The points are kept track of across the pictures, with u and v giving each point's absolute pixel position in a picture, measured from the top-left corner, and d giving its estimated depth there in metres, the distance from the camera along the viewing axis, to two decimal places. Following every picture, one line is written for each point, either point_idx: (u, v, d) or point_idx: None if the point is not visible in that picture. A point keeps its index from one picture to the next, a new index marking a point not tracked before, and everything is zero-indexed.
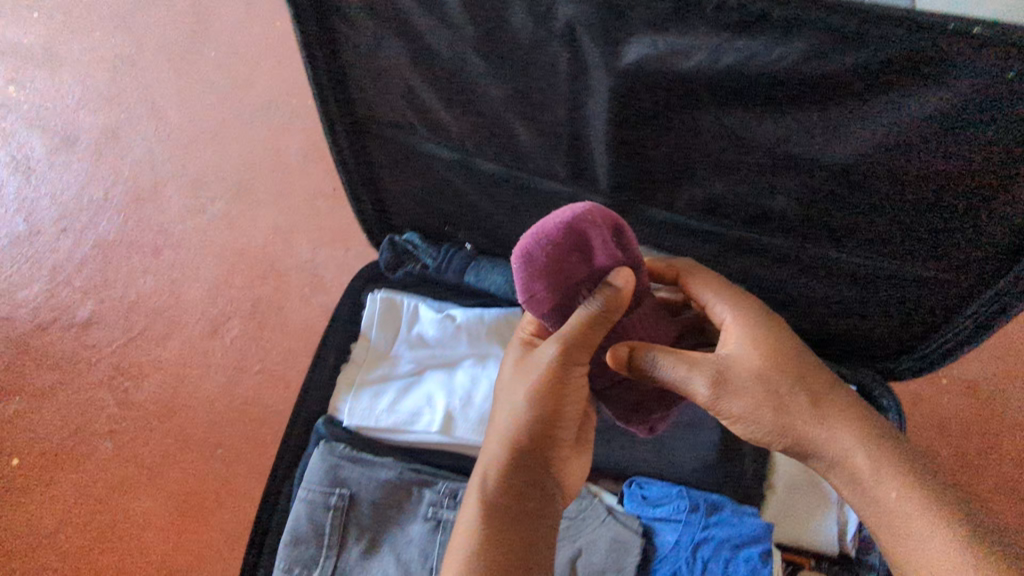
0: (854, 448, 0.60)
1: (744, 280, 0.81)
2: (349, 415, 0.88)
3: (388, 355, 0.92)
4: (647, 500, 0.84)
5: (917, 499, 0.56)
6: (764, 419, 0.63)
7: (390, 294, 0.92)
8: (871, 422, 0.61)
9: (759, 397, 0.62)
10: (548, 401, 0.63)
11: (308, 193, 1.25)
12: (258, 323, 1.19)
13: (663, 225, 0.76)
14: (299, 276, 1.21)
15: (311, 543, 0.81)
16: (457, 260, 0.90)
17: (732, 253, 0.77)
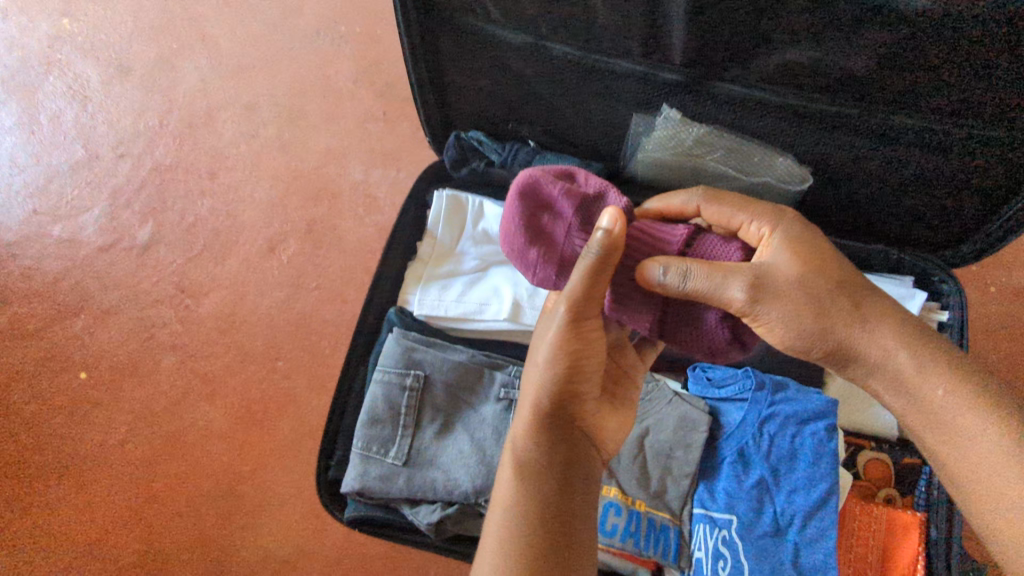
0: (896, 348, 0.59)
1: (812, 160, 0.82)
2: (419, 304, 0.90)
3: (453, 251, 0.94)
4: (712, 383, 0.86)
5: (952, 380, 0.57)
6: (804, 324, 0.60)
7: (455, 195, 0.95)
8: (908, 322, 0.61)
9: (800, 303, 0.60)
10: (566, 364, 0.65)
11: (359, 117, 1.27)
12: (313, 240, 1.21)
13: (733, 104, 0.77)
14: (352, 196, 1.23)
15: (388, 423, 0.83)
16: (522, 156, 0.92)
17: (802, 128, 0.77)
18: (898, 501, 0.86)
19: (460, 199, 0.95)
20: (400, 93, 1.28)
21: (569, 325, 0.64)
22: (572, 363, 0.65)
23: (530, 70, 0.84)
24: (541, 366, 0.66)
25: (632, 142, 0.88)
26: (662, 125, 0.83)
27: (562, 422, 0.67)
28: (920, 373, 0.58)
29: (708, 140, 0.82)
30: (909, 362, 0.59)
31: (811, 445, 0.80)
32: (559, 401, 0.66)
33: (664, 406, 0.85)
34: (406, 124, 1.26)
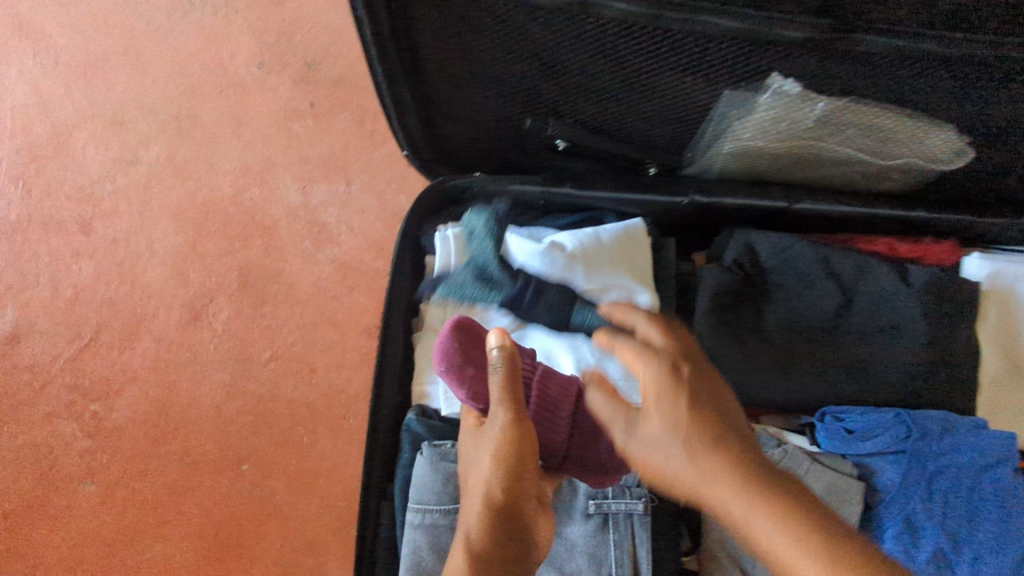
0: (723, 491, 0.46)
1: (983, 133, 0.57)
2: (447, 402, 0.64)
3: (475, 312, 0.68)
4: (853, 436, 0.65)
5: (745, 482, 0.46)
6: (670, 422, 0.49)
7: (467, 226, 0.67)
8: (729, 442, 0.48)
9: (668, 404, 0.49)
10: (516, 463, 0.52)
11: (277, 115, 0.93)
12: (253, 296, 0.90)
13: (891, 65, 0.50)
14: (293, 226, 0.91)
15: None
16: (562, 218, 0.71)
17: (991, 89, 0.51)
18: None
19: (475, 231, 0.66)
20: (326, 74, 0.94)
21: (514, 418, 0.52)
22: (521, 456, 0.52)
23: (566, 41, 0.53)
24: (485, 477, 0.52)
25: (717, 130, 0.61)
26: (774, 106, 0.57)
27: (511, 527, 0.51)
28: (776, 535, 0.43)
29: (834, 118, 0.57)
30: (736, 500, 0.45)
31: (994, 499, 0.63)
32: (510, 511, 0.51)
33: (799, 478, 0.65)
34: (346, 116, 0.93)
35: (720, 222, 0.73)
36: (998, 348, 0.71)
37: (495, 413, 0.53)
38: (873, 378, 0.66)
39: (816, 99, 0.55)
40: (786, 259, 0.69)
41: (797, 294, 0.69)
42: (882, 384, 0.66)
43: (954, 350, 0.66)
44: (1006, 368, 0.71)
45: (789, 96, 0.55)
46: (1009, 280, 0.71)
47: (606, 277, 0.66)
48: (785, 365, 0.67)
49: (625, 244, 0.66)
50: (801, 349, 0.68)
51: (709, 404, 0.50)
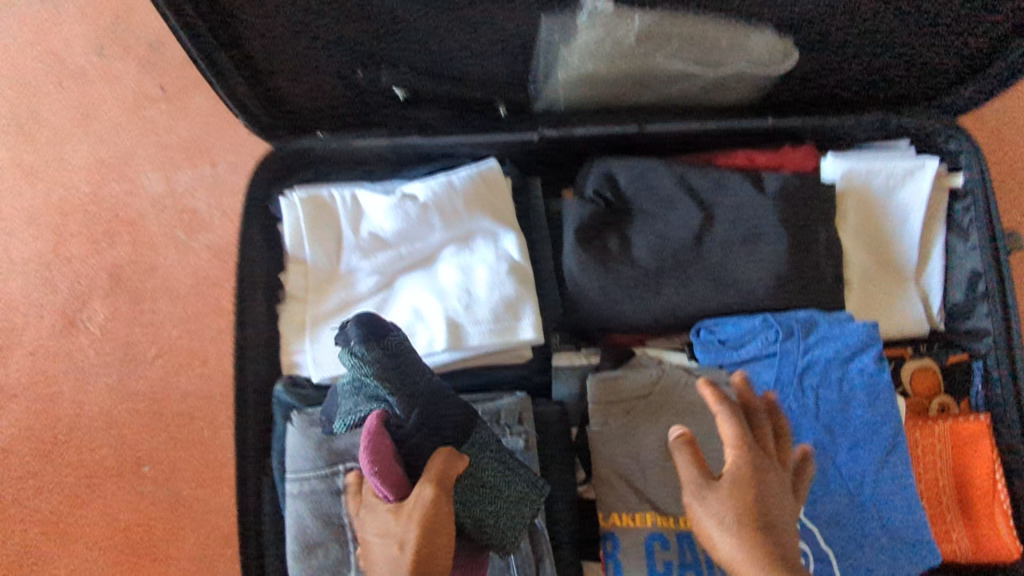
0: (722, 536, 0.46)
1: (792, 31, 0.58)
2: (315, 366, 0.63)
3: (336, 273, 0.65)
4: (726, 345, 0.68)
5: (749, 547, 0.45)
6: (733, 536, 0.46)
7: (314, 191, 0.64)
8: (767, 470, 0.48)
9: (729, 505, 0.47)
10: (440, 535, 0.47)
11: (127, 103, 0.88)
12: (129, 294, 0.86)
13: None
14: (162, 216, 0.88)
15: (332, 547, 0.60)
16: (418, 171, 0.68)
17: None
18: (955, 409, 0.72)
19: (322, 195, 0.64)
20: (173, 54, 0.89)
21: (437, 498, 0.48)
22: (435, 544, 0.47)
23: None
24: (392, 528, 0.48)
25: (550, 60, 0.61)
26: (593, 29, 0.56)
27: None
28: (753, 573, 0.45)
29: (656, 30, 0.57)
30: (737, 554, 0.46)
31: (863, 386, 0.65)
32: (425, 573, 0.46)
33: (680, 393, 0.66)
34: (201, 95, 0.89)
35: (579, 155, 0.72)
36: (864, 246, 0.72)
37: (418, 491, 0.48)
38: (739, 289, 0.67)
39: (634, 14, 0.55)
40: (646, 183, 0.69)
41: (661, 218, 0.69)
42: (747, 294, 0.67)
43: (811, 252, 0.67)
44: (875, 263, 0.73)
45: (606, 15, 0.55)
46: (864, 176, 0.71)
47: (463, 222, 0.65)
48: (654, 289, 0.68)
49: (478, 187, 0.65)
50: (670, 272, 0.68)
51: (755, 500, 0.47)
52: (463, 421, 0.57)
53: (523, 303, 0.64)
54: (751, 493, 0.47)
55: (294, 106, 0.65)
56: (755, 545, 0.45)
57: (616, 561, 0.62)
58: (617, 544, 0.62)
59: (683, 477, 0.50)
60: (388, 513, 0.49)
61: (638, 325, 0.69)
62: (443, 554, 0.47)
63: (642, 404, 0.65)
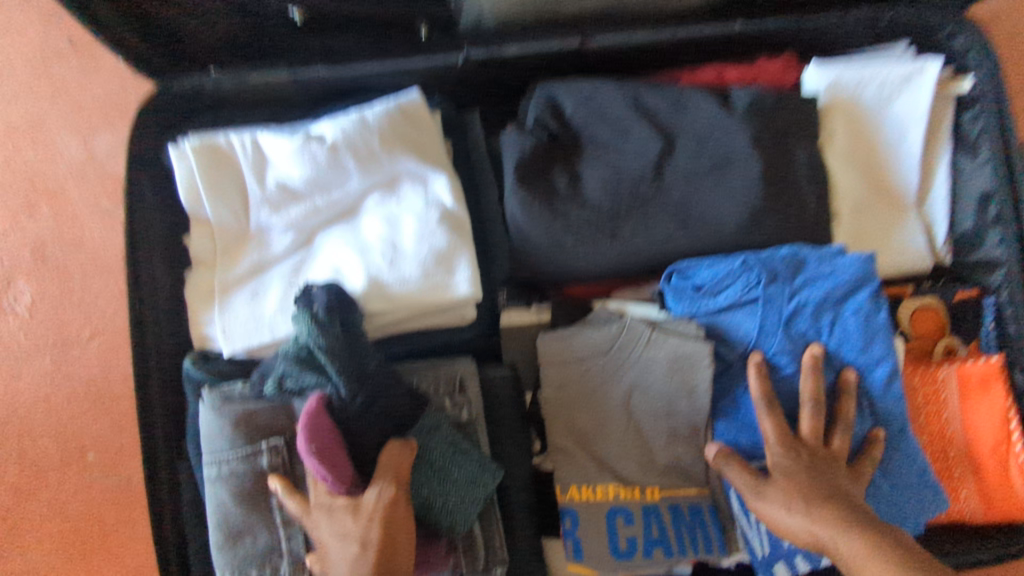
0: (792, 505, 0.49)
1: None
2: (227, 338, 0.56)
3: (246, 232, 0.58)
4: (702, 292, 0.57)
5: (857, 539, 0.46)
6: (818, 517, 0.48)
7: (210, 138, 0.56)
8: (837, 476, 0.51)
9: (802, 493, 0.49)
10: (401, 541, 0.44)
11: (33, 61, 0.80)
12: (56, 272, 0.80)
13: None
14: (84, 185, 0.81)
15: (260, 532, 0.53)
16: (333, 109, 0.59)
17: None
18: (962, 351, 0.62)
19: (220, 140, 0.56)
20: None
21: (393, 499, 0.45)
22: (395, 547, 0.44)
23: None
24: (357, 523, 0.44)
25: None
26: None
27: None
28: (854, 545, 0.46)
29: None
30: (843, 549, 0.46)
31: (858, 330, 0.56)
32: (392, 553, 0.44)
33: (644, 350, 0.56)
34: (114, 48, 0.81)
35: (521, 81, 0.63)
36: (857, 167, 0.62)
37: (371, 492, 0.45)
38: (709, 226, 0.58)
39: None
40: (594, 108, 0.60)
41: (615, 147, 0.59)
42: (718, 232, 0.58)
43: (790, 179, 0.58)
44: (870, 187, 0.63)
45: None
46: (852, 86, 0.61)
47: (384, 164, 0.57)
48: (610, 228, 0.58)
49: (398, 122, 0.57)
50: (630, 208, 0.58)
51: (806, 479, 0.50)
52: (408, 397, 0.51)
53: (456, 253, 0.56)
54: (821, 495, 0.49)
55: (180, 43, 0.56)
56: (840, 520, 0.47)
57: (576, 539, 0.54)
58: (576, 520, 0.55)
59: (745, 481, 0.52)
60: (344, 511, 0.45)
61: (596, 275, 0.61)
62: (405, 535, 0.45)
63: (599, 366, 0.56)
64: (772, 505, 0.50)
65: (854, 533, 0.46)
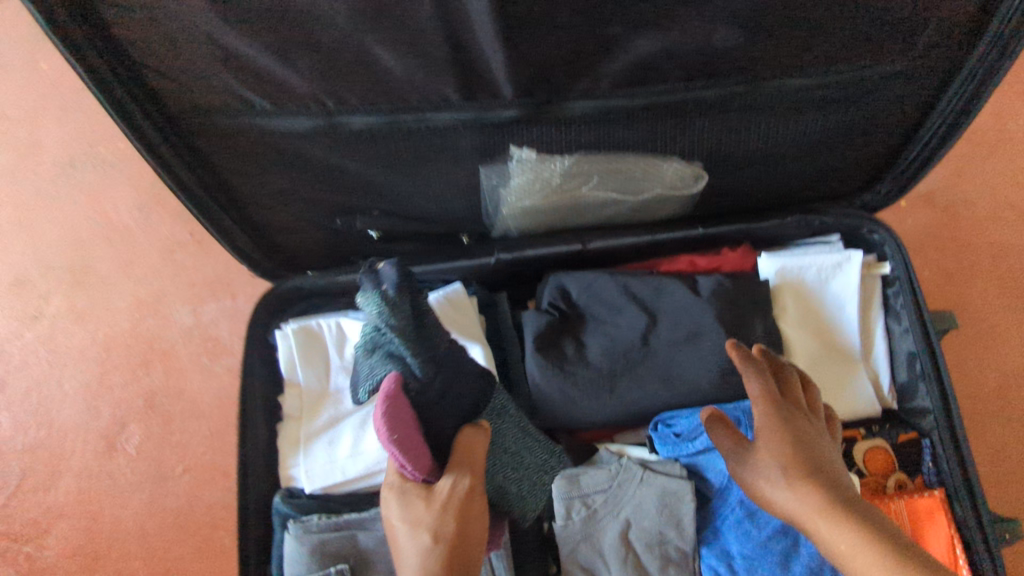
0: (775, 474, 0.54)
1: (703, 158, 0.68)
2: (309, 477, 0.71)
3: (326, 393, 0.75)
4: (682, 438, 0.72)
5: (839, 516, 0.50)
6: (801, 490, 0.52)
7: (309, 325, 0.75)
8: (812, 449, 0.55)
9: (786, 458, 0.54)
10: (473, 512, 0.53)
11: (162, 250, 1.03)
12: (161, 416, 0.98)
13: (594, 124, 0.62)
14: (189, 345, 1.00)
15: None
16: None
17: (682, 125, 0.63)
18: (911, 485, 0.75)
19: (316, 325, 0.75)
20: None
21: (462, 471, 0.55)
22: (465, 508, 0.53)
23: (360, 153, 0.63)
24: (433, 511, 0.52)
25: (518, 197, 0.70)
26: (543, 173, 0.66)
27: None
28: (860, 544, 0.48)
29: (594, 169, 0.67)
30: (808, 510, 0.52)
31: None
32: (461, 539, 0.51)
33: (638, 487, 0.70)
34: None
35: (538, 270, 0.82)
36: (809, 334, 0.78)
37: (443, 484, 0.54)
38: (687, 384, 0.73)
39: (572, 163, 0.66)
40: (595, 293, 0.78)
41: (611, 322, 0.77)
42: (695, 389, 0.73)
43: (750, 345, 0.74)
44: (822, 350, 0.78)
45: (541, 158, 0.65)
46: (796, 271, 0.78)
47: None
48: (610, 386, 0.74)
49: (446, 309, 0.76)
50: (625, 370, 0.74)
51: (796, 453, 0.54)
52: (480, 392, 0.65)
53: None
54: (798, 459, 0.54)
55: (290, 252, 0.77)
56: (823, 500, 0.51)
57: None
58: None
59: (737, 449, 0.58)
60: (417, 499, 0.53)
61: (600, 423, 0.76)
62: (480, 520, 0.53)
63: (602, 500, 0.70)
64: (780, 492, 0.54)
65: (838, 516, 0.50)
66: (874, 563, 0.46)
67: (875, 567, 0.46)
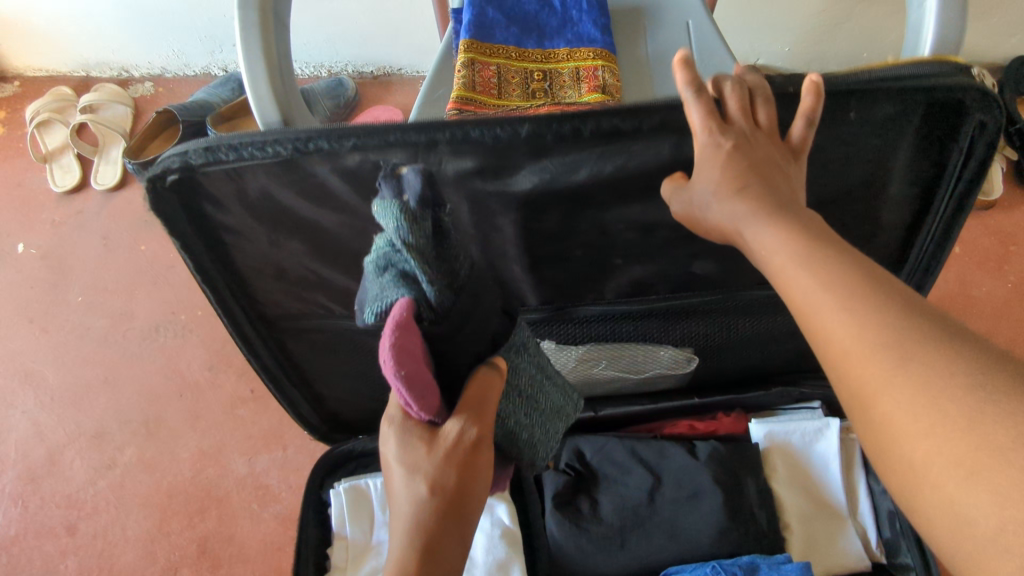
0: (774, 249, 0.48)
1: (692, 345, 0.82)
2: None
3: (369, 545, 0.84)
4: None
5: (879, 328, 0.41)
6: (809, 275, 0.45)
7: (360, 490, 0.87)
8: (816, 239, 0.47)
9: (793, 228, 0.48)
10: (474, 470, 0.49)
11: (226, 404, 1.17)
12: (211, 561, 1.06)
13: (602, 321, 0.77)
14: (242, 493, 1.11)
15: None
16: None
17: (673, 322, 0.78)
18: None
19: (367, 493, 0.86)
20: None
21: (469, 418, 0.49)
22: (467, 465, 0.49)
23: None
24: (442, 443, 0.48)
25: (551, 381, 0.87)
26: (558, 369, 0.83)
27: (461, 527, 0.49)
28: (828, 301, 0.44)
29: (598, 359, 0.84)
30: (832, 303, 0.43)
31: None
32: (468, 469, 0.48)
33: None
34: None
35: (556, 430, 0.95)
36: (796, 493, 0.88)
37: (451, 428, 0.48)
38: (690, 541, 0.82)
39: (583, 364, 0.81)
40: (606, 454, 0.90)
41: (620, 480, 0.87)
42: (698, 545, 0.82)
43: (744, 505, 0.84)
44: (810, 508, 0.88)
45: (561, 353, 0.80)
46: (784, 435, 0.90)
47: None
48: (620, 541, 0.83)
49: None
50: (633, 526, 0.84)
51: (842, 266, 0.45)
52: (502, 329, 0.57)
53: (512, 563, 0.84)
54: (802, 242, 0.47)
55: (345, 416, 0.91)
56: (836, 293, 0.43)
57: None
58: None
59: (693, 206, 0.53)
60: (417, 443, 0.49)
61: None
62: (483, 470, 0.50)
63: None
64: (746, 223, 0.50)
65: (852, 304, 0.43)
66: (844, 337, 0.42)
67: (860, 348, 0.41)
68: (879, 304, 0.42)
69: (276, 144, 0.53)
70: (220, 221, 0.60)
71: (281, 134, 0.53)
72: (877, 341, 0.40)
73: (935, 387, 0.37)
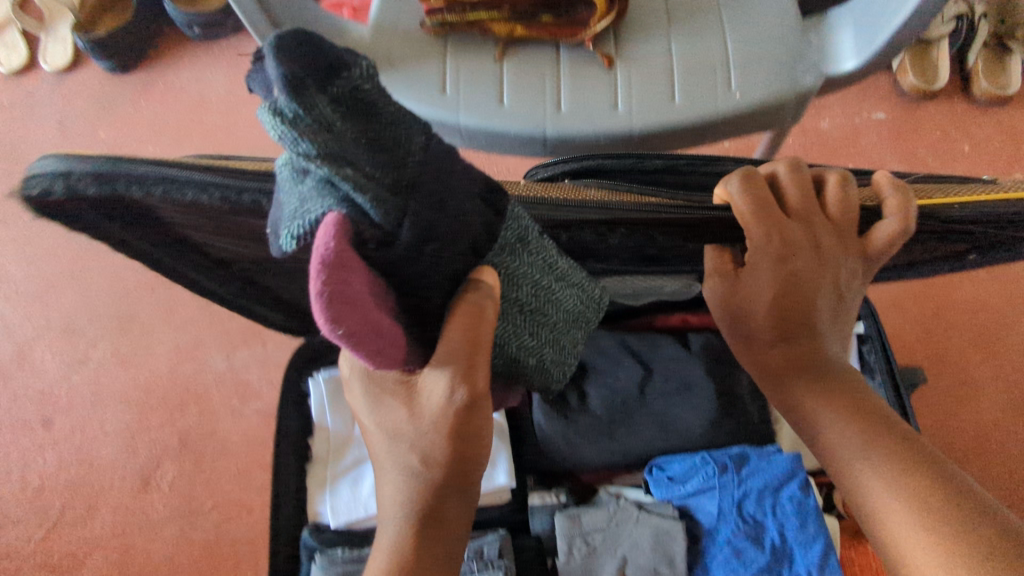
0: (825, 425, 0.51)
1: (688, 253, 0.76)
2: (334, 513, 0.78)
3: (351, 436, 0.82)
4: (674, 480, 0.79)
5: (885, 469, 0.46)
6: (848, 436, 0.49)
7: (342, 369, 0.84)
8: (878, 420, 0.49)
9: (854, 415, 0.50)
10: (468, 435, 0.46)
11: (200, 300, 1.12)
12: (194, 455, 1.05)
13: None
14: (221, 389, 1.08)
15: None
16: None
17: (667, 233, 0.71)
18: None
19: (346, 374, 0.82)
20: None
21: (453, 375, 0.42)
22: (458, 435, 0.45)
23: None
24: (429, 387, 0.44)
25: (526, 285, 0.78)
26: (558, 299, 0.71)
27: (460, 492, 0.47)
28: (858, 453, 0.48)
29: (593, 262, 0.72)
30: (852, 454, 0.48)
31: (794, 512, 0.75)
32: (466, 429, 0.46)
33: (633, 525, 0.77)
34: None
35: None
36: None
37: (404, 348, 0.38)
38: (680, 432, 0.81)
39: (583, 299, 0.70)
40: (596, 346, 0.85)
41: (610, 373, 0.83)
42: (688, 437, 0.81)
43: (736, 398, 0.82)
44: None
45: None
46: None
47: None
48: (609, 432, 0.81)
49: None
50: (623, 418, 0.82)
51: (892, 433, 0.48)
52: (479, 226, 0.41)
53: (499, 454, 0.83)
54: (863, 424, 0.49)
55: None
56: (866, 440, 0.48)
57: None
58: None
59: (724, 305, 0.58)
60: (400, 407, 0.46)
61: (600, 465, 0.83)
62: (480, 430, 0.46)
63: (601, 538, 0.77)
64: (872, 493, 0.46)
65: (880, 453, 0.47)
66: (866, 470, 0.47)
67: (875, 479, 0.46)
68: (894, 439, 0.47)
69: (146, 184, 0.43)
70: (193, 238, 0.50)
71: (201, 187, 0.43)
72: (897, 482, 0.45)
73: (938, 540, 0.41)
